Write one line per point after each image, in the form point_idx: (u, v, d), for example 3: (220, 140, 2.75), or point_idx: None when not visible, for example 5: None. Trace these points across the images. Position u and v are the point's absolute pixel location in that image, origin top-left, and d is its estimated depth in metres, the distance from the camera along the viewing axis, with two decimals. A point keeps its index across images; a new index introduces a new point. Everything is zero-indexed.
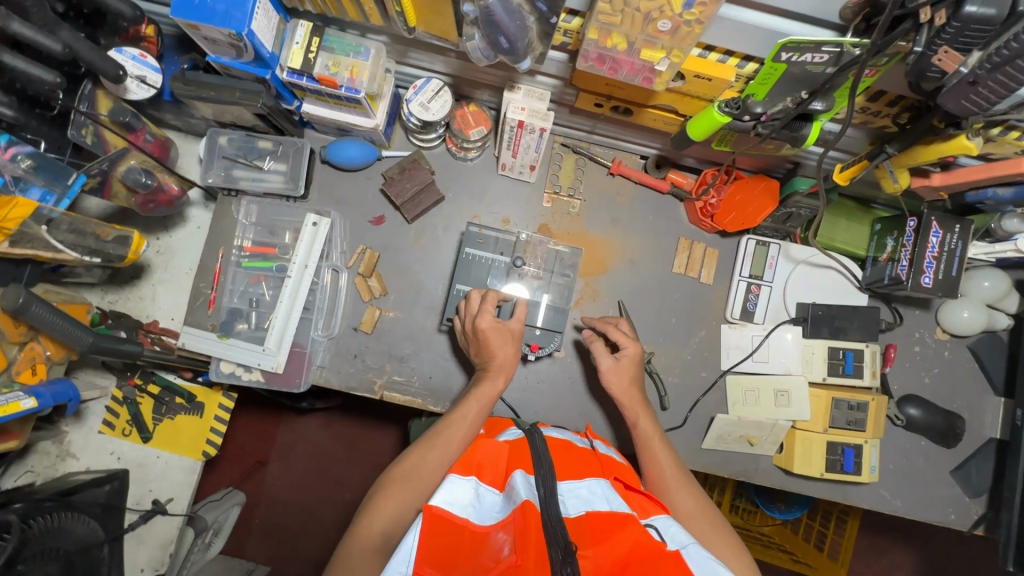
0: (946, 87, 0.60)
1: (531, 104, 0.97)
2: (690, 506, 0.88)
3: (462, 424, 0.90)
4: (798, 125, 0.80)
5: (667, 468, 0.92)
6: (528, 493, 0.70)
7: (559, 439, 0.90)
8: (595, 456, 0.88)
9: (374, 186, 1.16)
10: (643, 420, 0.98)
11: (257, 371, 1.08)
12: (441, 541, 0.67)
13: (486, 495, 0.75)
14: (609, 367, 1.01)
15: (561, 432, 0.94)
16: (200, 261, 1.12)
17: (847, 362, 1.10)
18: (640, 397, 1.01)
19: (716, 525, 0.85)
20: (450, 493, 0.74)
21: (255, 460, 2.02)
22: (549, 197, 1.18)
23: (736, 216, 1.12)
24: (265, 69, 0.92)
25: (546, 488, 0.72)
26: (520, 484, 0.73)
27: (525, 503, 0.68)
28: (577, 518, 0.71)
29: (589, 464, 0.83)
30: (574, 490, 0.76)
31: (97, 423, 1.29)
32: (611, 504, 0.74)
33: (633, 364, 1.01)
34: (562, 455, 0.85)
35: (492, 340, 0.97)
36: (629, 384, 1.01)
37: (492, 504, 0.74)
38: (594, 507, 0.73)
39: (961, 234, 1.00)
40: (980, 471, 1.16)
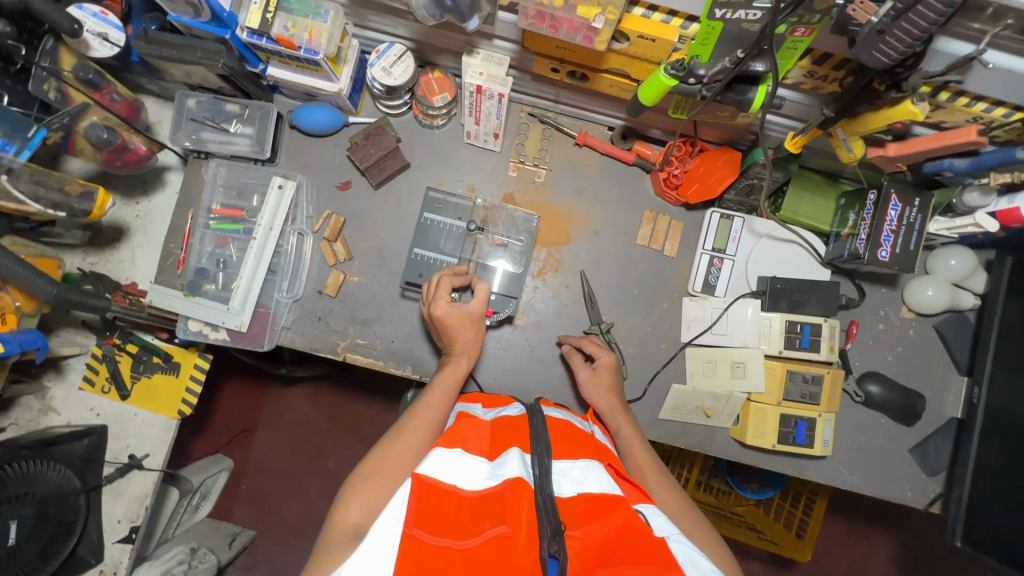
0: (859, 37, 0.62)
1: (489, 69, 0.97)
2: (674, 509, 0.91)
3: (427, 413, 0.92)
4: (743, 89, 0.80)
5: (650, 470, 0.95)
6: (520, 470, 0.73)
7: (560, 419, 0.91)
8: (593, 440, 0.90)
9: (341, 151, 1.18)
10: (623, 427, 1.01)
11: (223, 329, 1.11)
12: (432, 510, 0.71)
13: (478, 467, 0.78)
14: (586, 377, 1.06)
15: (562, 412, 0.95)
16: (171, 222, 1.15)
17: (804, 336, 1.09)
18: (621, 405, 1.04)
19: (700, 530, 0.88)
20: (440, 466, 0.78)
21: (242, 427, 2.07)
22: (514, 166, 1.19)
23: (699, 187, 1.12)
24: (224, 29, 0.95)
25: (540, 468, 0.74)
26: (511, 461, 0.75)
27: (517, 479, 0.72)
28: (570, 497, 0.74)
29: (584, 445, 0.85)
30: (568, 468, 0.78)
31: (77, 380, 1.34)
32: (603, 485, 0.76)
33: (610, 373, 1.05)
34: (560, 433, 0.86)
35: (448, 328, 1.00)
36: (609, 392, 1.04)
37: (486, 472, 0.77)
38: (585, 488, 0.75)
39: (920, 208, 0.99)
40: (938, 449, 1.16)
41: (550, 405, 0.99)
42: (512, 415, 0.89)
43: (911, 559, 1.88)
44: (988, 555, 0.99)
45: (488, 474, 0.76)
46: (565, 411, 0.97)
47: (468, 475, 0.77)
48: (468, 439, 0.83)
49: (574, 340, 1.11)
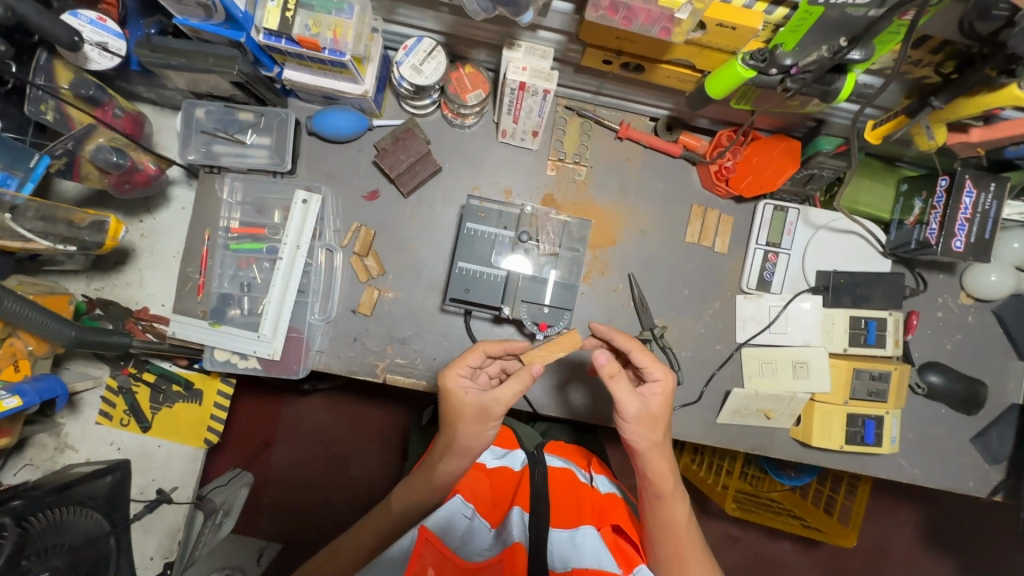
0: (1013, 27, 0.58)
1: (533, 63, 0.89)
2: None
3: (450, 463, 0.85)
4: (830, 78, 0.72)
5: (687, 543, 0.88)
6: (519, 535, 0.80)
7: (561, 471, 0.96)
8: (593, 496, 0.93)
9: (366, 158, 1.08)
10: (664, 493, 0.87)
11: (253, 359, 1.04)
12: (439, 561, 0.78)
13: (480, 534, 0.87)
14: (633, 411, 0.83)
15: (564, 461, 1.00)
16: (186, 245, 1.06)
17: (869, 332, 1.05)
18: (664, 442, 0.87)
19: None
20: (443, 518, 0.86)
21: (260, 442, 2.00)
22: (553, 165, 1.11)
23: (754, 180, 1.04)
24: (238, 32, 0.84)
25: (535, 530, 0.80)
26: (512, 525, 0.82)
27: (514, 548, 0.78)
28: (562, 573, 0.79)
29: (583, 509, 0.88)
30: (564, 538, 0.83)
31: (93, 415, 1.26)
32: (600, 561, 0.80)
33: (661, 402, 0.85)
34: (559, 494, 0.91)
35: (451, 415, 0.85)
36: (656, 429, 0.85)
37: (486, 536, 0.87)
38: (583, 564, 0.79)
39: (996, 194, 0.93)
40: (1000, 438, 1.13)
41: (554, 450, 1.04)
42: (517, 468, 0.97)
43: (943, 532, 1.90)
44: None
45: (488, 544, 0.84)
46: (568, 460, 1.02)
47: (470, 541, 0.85)
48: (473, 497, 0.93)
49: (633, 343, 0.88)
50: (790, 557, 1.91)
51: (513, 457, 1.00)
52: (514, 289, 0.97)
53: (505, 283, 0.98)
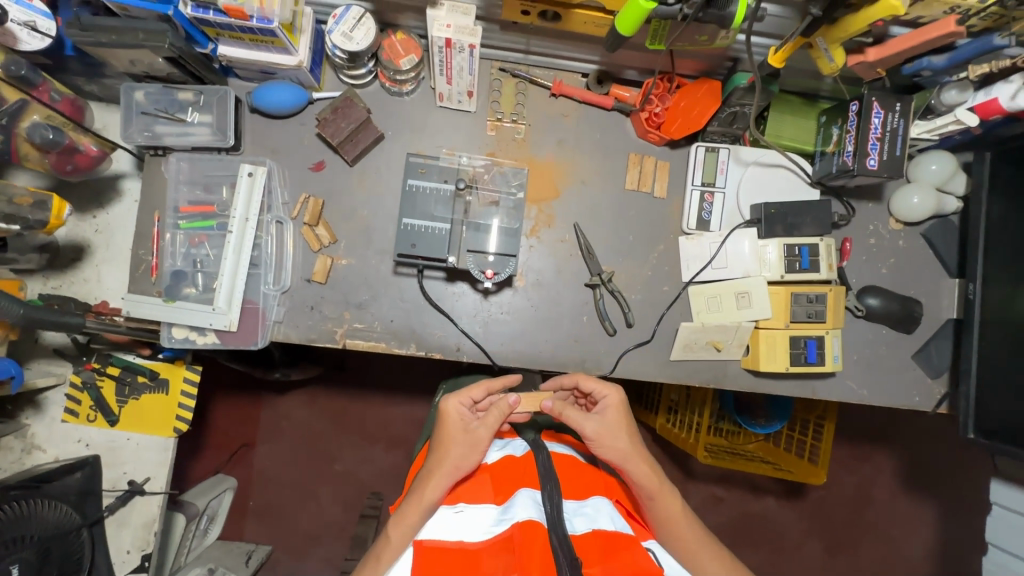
0: None
1: (456, 20, 0.93)
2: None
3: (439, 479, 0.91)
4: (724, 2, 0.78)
5: (691, 535, 0.95)
6: (529, 512, 0.79)
7: (564, 454, 1.02)
8: (594, 474, 1.00)
9: (309, 131, 1.11)
10: (655, 494, 0.94)
11: (211, 333, 1.06)
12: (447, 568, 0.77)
13: (488, 513, 0.85)
14: (592, 429, 0.95)
15: (564, 447, 1.06)
16: (136, 228, 1.08)
17: (804, 258, 1.09)
18: (641, 452, 0.96)
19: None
20: (446, 524, 0.86)
21: (240, 442, 2.00)
22: (492, 125, 1.15)
23: (683, 122, 1.10)
24: (166, 5, 0.87)
25: (551, 505, 0.81)
26: (520, 503, 0.81)
27: (526, 521, 0.77)
28: (583, 535, 0.81)
29: (591, 485, 0.95)
30: (578, 509, 0.87)
31: (59, 413, 1.26)
32: (614, 523, 0.86)
33: (617, 416, 0.97)
34: (567, 473, 0.95)
35: (449, 432, 0.95)
36: (623, 435, 0.96)
37: (491, 523, 0.82)
38: (599, 526, 0.84)
39: (902, 113, 0.99)
40: (939, 351, 1.19)
41: (551, 439, 1.10)
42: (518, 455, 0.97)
43: (916, 469, 1.96)
44: (1001, 441, 1.03)
45: (497, 522, 0.82)
46: (568, 445, 1.08)
47: (478, 527, 0.83)
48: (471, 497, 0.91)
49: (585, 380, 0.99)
50: (775, 511, 1.95)
51: (516, 445, 1.02)
52: (461, 242, 1.02)
53: (449, 234, 1.02)
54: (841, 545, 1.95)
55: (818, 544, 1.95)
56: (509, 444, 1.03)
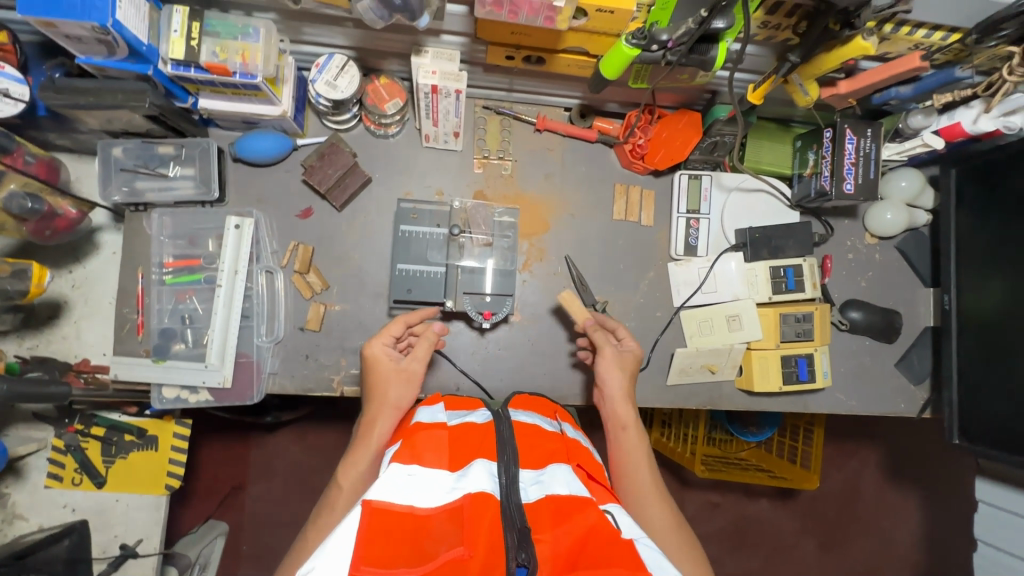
0: None
1: (441, 66, 0.93)
2: (660, 525, 0.86)
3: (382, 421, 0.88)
4: (704, 48, 0.80)
5: (647, 479, 0.91)
6: (482, 484, 0.69)
7: (528, 425, 0.87)
8: (562, 441, 0.87)
9: (295, 177, 1.10)
10: (631, 432, 0.96)
11: (204, 390, 1.03)
12: (386, 536, 0.62)
13: (439, 477, 0.72)
14: (608, 350, 1.00)
15: (530, 415, 0.91)
16: (120, 286, 1.05)
17: (788, 279, 1.14)
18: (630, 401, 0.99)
19: (683, 552, 0.82)
20: (387, 483, 0.69)
21: (230, 486, 1.93)
22: (479, 163, 1.15)
23: (666, 152, 1.12)
24: (145, 65, 0.85)
25: (507, 476, 0.73)
26: (474, 474, 0.70)
27: (478, 493, 0.67)
28: (537, 503, 0.71)
29: (554, 451, 0.82)
30: (535, 477, 0.76)
31: (41, 478, 1.21)
32: (571, 489, 0.73)
33: (634, 359, 1.02)
34: (528, 439, 0.83)
35: (380, 374, 0.92)
36: (625, 378, 0.99)
37: (444, 485, 0.70)
38: (553, 491, 0.72)
39: (873, 137, 1.04)
40: (920, 358, 1.24)
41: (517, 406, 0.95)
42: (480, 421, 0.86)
43: (901, 464, 2.02)
44: (986, 446, 1.07)
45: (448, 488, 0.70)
46: (531, 412, 0.93)
47: (425, 486, 0.70)
48: (422, 451, 0.75)
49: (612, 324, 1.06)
50: (769, 513, 1.99)
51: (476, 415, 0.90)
52: (456, 284, 1.02)
53: (445, 278, 1.02)
54: (834, 541, 2.00)
55: (812, 541, 2.00)
56: (471, 411, 0.90)
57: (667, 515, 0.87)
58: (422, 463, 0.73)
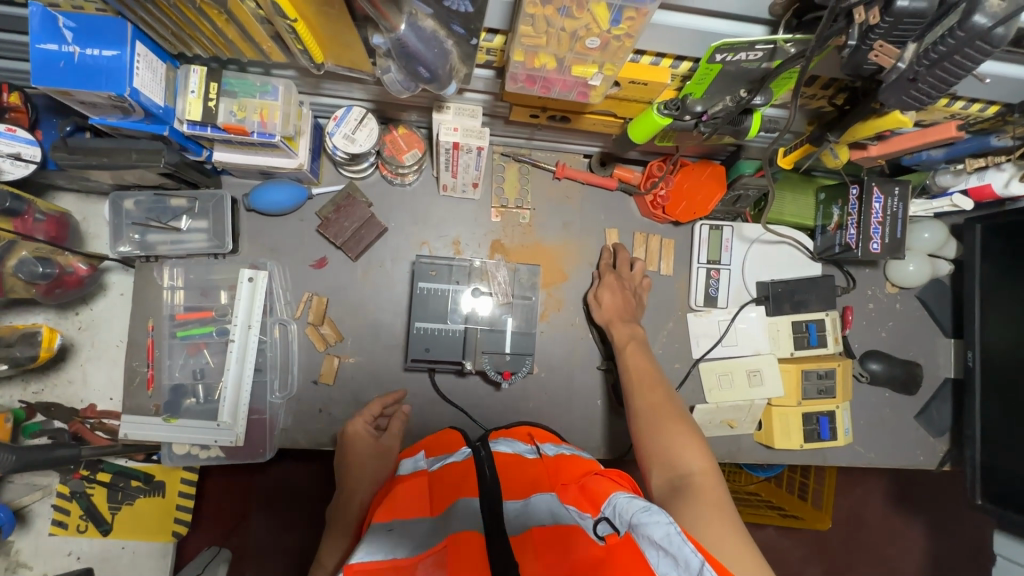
0: (887, 83, 0.61)
1: (463, 122, 0.90)
2: (657, 405, 0.88)
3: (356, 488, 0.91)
4: (739, 119, 0.79)
5: (639, 372, 0.96)
6: (466, 523, 0.64)
7: (507, 454, 0.83)
8: (544, 465, 0.82)
9: (309, 227, 1.08)
10: (631, 346, 1.01)
11: (215, 447, 1.01)
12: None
13: (419, 524, 0.68)
14: (612, 282, 1.09)
15: (510, 444, 0.88)
16: (129, 338, 1.03)
17: (811, 334, 1.12)
18: (626, 317, 1.06)
19: (680, 426, 0.83)
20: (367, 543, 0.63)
21: (237, 513, 1.74)
22: (497, 211, 1.13)
23: (687, 205, 1.10)
24: (160, 125, 0.81)
25: (490, 508, 0.66)
26: (457, 515, 0.66)
27: (460, 534, 0.62)
28: (522, 537, 0.65)
29: (538, 480, 0.76)
30: (519, 509, 0.70)
31: (46, 526, 1.16)
32: (557, 515, 0.67)
33: (625, 301, 1.08)
34: (509, 470, 0.78)
35: (356, 453, 0.95)
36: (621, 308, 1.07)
37: (423, 534, 0.66)
38: (538, 522, 0.67)
39: (901, 197, 1.01)
40: (940, 411, 1.22)
41: (498, 437, 0.92)
42: (457, 459, 0.81)
43: (911, 498, 2.01)
44: (1008, 509, 1.05)
45: (428, 535, 0.66)
46: (511, 440, 0.89)
47: (407, 534, 0.66)
48: (396, 503, 0.73)
49: (626, 261, 1.12)
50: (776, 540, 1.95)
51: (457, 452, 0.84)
52: (474, 341, 0.99)
53: (464, 337, 0.99)
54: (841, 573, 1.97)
55: (818, 567, 1.95)
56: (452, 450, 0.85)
57: (667, 399, 0.90)
58: (401, 515, 0.69)
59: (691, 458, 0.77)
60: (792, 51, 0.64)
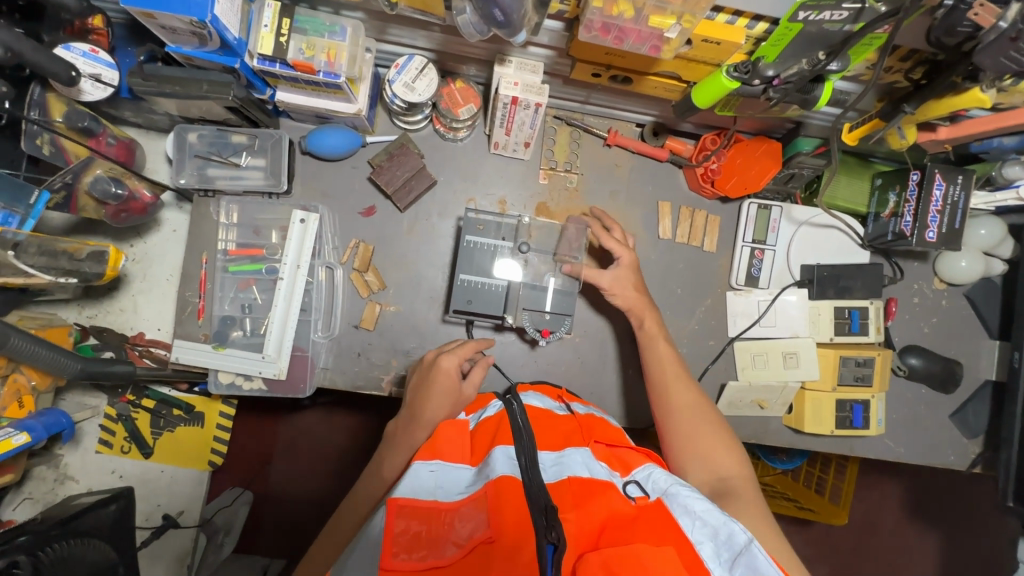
0: (984, 44, 0.60)
1: (524, 78, 0.91)
2: (688, 404, 0.89)
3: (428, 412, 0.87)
4: (811, 87, 0.77)
5: (671, 370, 0.94)
6: (505, 468, 0.68)
7: (539, 408, 0.83)
8: (574, 420, 0.83)
9: (360, 175, 1.10)
10: (660, 340, 0.97)
11: (258, 379, 1.04)
12: (415, 528, 0.63)
13: (462, 471, 0.72)
14: (627, 254, 1.00)
15: (540, 398, 0.88)
16: (184, 268, 1.06)
17: (853, 321, 1.11)
18: (647, 301, 1.00)
19: (715, 433, 0.86)
20: (412, 480, 0.68)
21: (260, 459, 1.70)
22: (545, 173, 1.13)
23: (738, 181, 1.08)
24: (232, 57, 0.84)
25: (525, 458, 0.69)
26: (495, 461, 0.70)
27: (501, 478, 0.67)
28: (557, 482, 0.68)
29: (569, 433, 0.78)
30: (554, 458, 0.72)
31: (93, 444, 1.23)
32: (593, 469, 0.70)
33: (631, 273, 0.99)
34: (540, 423, 0.80)
35: (438, 385, 0.89)
36: (634, 287, 0.99)
37: (466, 480, 0.71)
38: (574, 472, 0.70)
39: (963, 185, 0.99)
40: (977, 413, 1.20)
41: (526, 390, 0.93)
42: (490, 414, 0.82)
43: None
44: None
45: (469, 482, 0.70)
46: (542, 396, 0.90)
47: (450, 478, 0.70)
48: (443, 446, 0.73)
49: (598, 228, 1.01)
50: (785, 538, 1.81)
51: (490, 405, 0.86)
52: (514, 298, 1.01)
53: (506, 293, 1.01)
54: None
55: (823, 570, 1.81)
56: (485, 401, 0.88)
57: (698, 403, 0.90)
58: (445, 457, 0.72)
59: (728, 465, 0.82)
60: (881, 10, 0.63)
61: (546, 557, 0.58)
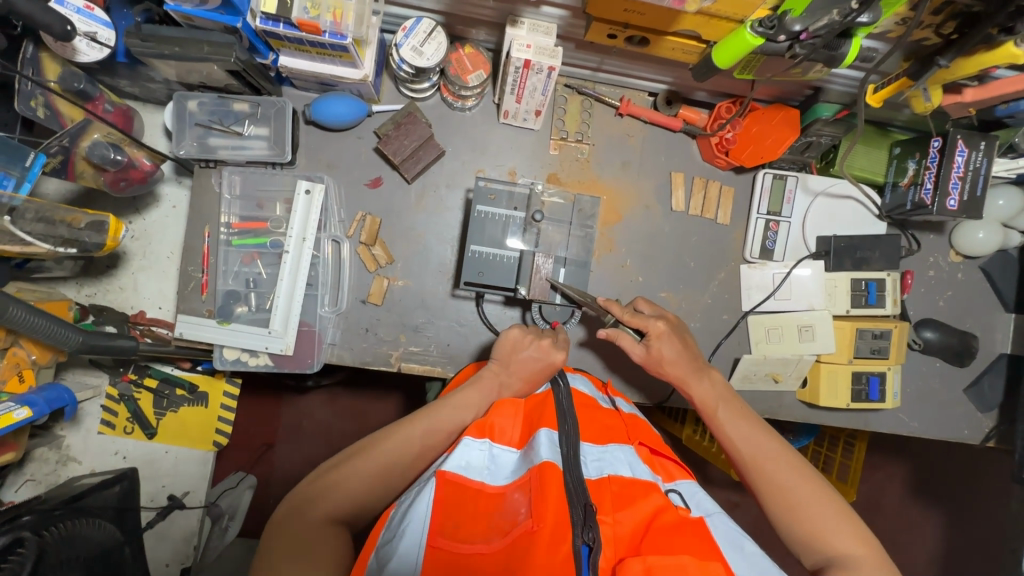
0: None
1: (538, 40, 0.88)
2: (783, 480, 0.79)
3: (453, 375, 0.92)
4: (838, 43, 0.74)
5: (746, 448, 0.84)
6: (547, 453, 0.67)
7: (585, 394, 0.86)
8: (619, 417, 0.84)
9: (366, 145, 1.07)
10: (721, 410, 0.89)
11: (264, 355, 1.02)
12: (459, 514, 0.65)
13: (509, 454, 0.74)
14: (658, 329, 0.93)
15: (585, 385, 0.90)
16: (185, 242, 1.03)
17: (870, 293, 1.09)
18: (694, 366, 0.93)
19: (821, 498, 0.77)
20: (459, 459, 0.70)
21: (263, 443, 1.67)
22: (556, 144, 1.10)
23: (754, 150, 1.05)
24: (234, 17, 0.82)
25: (568, 446, 0.69)
26: (541, 444, 0.69)
27: (544, 463, 0.65)
28: (598, 480, 0.68)
29: (611, 427, 0.79)
30: (596, 453, 0.72)
31: (95, 425, 1.21)
32: (635, 469, 0.71)
33: (672, 328, 0.94)
34: (585, 409, 0.81)
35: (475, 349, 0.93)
36: (671, 362, 0.93)
37: (513, 463, 0.72)
38: (615, 471, 0.70)
39: (986, 152, 0.96)
40: (992, 386, 1.19)
41: (574, 373, 0.96)
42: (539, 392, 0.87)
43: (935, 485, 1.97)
44: None
45: (515, 466, 0.72)
46: (588, 382, 0.93)
47: (500, 461, 0.73)
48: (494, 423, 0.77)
49: (617, 307, 0.95)
50: None
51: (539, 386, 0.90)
52: (527, 269, 0.98)
53: (519, 264, 0.99)
54: None
55: None
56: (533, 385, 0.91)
57: (793, 469, 0.80)
58: (496, 438, 0.75)
59: (848, 543, 0.73)
60: None
61: (582, 558, 0.58)
